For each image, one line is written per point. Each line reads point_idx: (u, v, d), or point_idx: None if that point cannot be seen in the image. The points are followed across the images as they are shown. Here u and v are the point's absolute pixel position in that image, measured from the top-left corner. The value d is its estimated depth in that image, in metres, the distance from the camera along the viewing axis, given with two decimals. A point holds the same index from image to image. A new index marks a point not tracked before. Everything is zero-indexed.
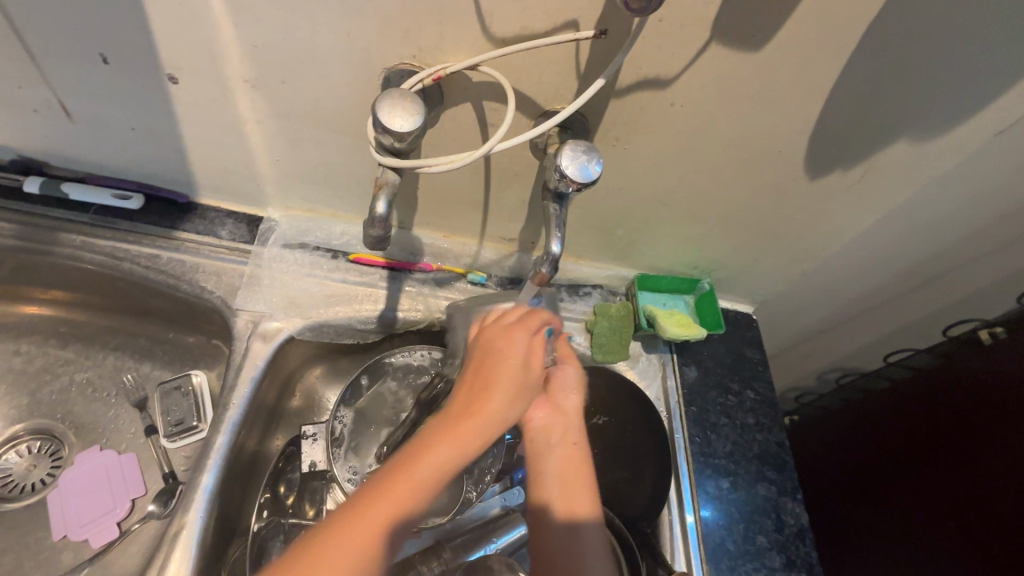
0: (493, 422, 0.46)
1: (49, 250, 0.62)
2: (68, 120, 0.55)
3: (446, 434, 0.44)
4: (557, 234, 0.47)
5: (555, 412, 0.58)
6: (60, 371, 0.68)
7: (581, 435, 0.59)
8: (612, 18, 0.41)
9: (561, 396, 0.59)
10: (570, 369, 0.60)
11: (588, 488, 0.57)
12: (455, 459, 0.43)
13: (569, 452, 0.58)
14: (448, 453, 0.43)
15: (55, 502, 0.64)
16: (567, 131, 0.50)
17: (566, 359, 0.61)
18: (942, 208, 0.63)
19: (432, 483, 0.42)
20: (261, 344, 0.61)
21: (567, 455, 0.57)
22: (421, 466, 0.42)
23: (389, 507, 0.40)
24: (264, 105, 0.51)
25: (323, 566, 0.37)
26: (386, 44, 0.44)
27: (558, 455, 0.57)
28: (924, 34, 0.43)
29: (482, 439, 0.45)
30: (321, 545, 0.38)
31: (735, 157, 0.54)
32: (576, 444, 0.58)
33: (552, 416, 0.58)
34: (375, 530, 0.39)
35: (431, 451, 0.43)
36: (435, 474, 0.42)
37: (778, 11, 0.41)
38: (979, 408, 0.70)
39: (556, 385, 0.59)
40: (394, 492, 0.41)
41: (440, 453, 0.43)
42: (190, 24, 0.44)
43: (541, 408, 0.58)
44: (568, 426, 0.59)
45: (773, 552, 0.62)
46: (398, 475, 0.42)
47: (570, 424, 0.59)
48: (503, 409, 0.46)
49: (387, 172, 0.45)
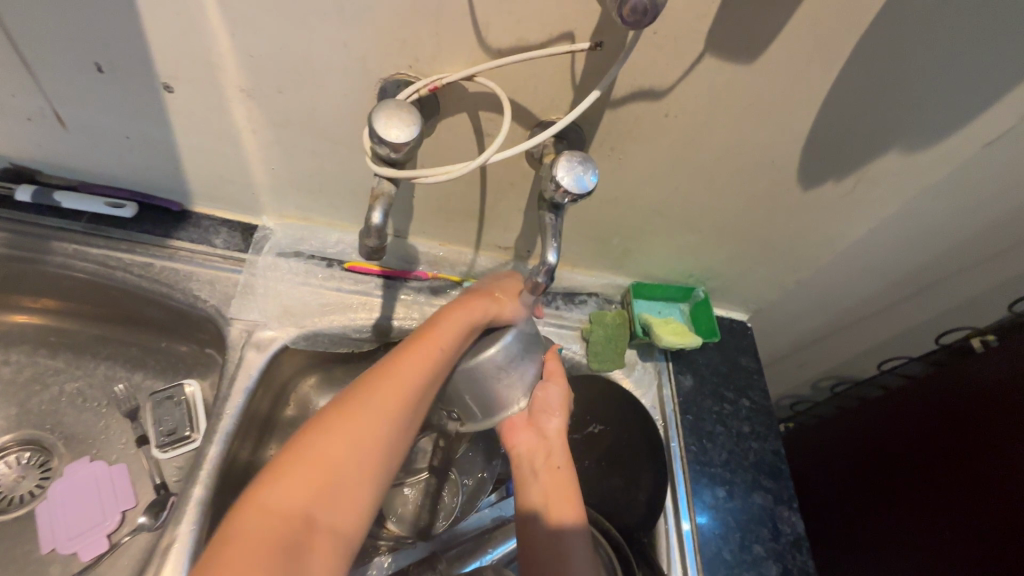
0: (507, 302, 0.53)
1: (41, 258, 0.62)
2: (62, 128, 0.55)
3: (468, 306, 0.51)
4: (553, 244, 0.47)
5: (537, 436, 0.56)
6: (50, 381, 0.68)
7: (566, 460, 0.56)
8: (607, 30, 0.41)
9: (545, 418, 0.56)
10: (553, 389, 0.55)
11: (573, 514, 0.53)
12: (476, 324, 0.50)
13: (552, 476, 0.55)
14: (471, 320, 0.50)
15: (43, 514, 0.63)
16: (563, 142, 0.50)
17: (550, 376, 0.56)
18: (933, 217, 0.64)
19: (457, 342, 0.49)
20: (255, 353, 0.61)
21: (549, 480, 0.55)
22: (446, 326, 0.49)
23: (424, 357, 0.47)
24: (260, 114, 0.51)
25: (318, 453, 0.41)
26: (382, 54, 0.45)
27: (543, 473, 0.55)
28: (915, 46, 0.44)
29: (500, 314, 0.52)
30: (367, 387, 0.45)
31: (730, 167, 0.55)
32: (561, 467, 0.55)
33: (535, 438, 0.56)
34: (412, 375, 0.46)
35: (456, 315, 0.50)
36: (461, 335, 0.49)
37: (771, 23, 0.41)
38: (973, 417, 0.70)
39: (537, 409, 0.56)
40: (427, 345, 0.47)
41: (462, 318, 0.50)
42: (186, 33, 0.44)
43: (521, 431, 0.56)
44: (551, 450, 0.56)
45: (769, 561, 0.62)
46: (428, 333, 0.48)
47: (553, 448, 0.56)
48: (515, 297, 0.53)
49: (384, 182, 0.45)
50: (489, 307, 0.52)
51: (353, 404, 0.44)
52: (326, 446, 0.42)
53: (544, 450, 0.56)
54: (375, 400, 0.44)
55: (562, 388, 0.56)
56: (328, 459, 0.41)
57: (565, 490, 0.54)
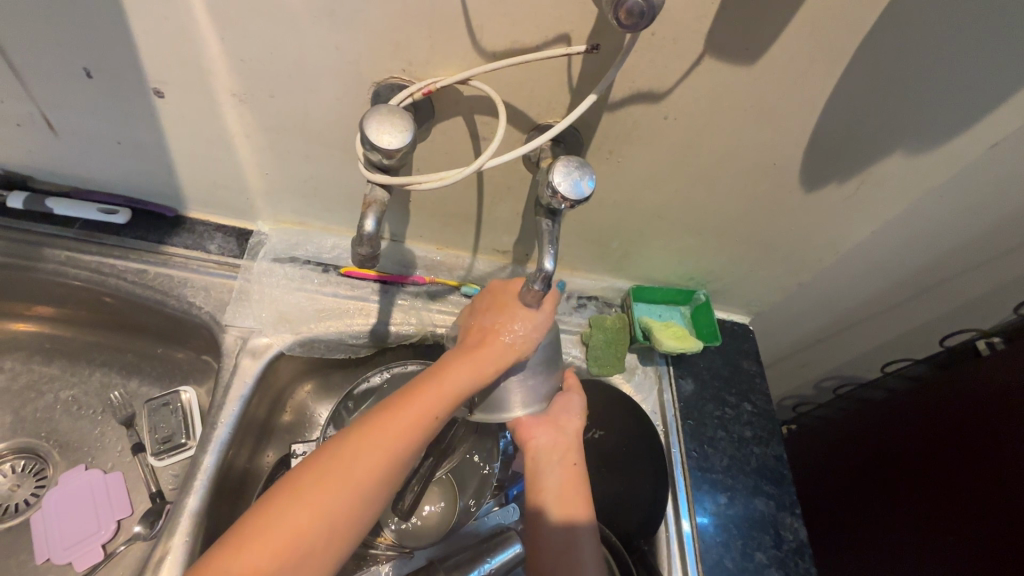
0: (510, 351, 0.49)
1: (34, 265, 0.61)
2: (53, 134, 0.54)
3: (461, 362, 0.48)
4: (550, 250, 0.46)
5: (556, 433, 0.55)
6: (46, 389, 0.67)
7: (582, 458, 0.55)
8: (603, 33, 0.41)
9: (564, 416, 0.56)
10: (575, 397, 0.57)
11: (585, 510, 0.53)
12: (467, 383, 0.47)
13: (568, 474, 0.54)
14: (464, 378, 0.47)
15: (38, 524, 0.62)
16: (560, 145, 0.49)
17: (573, 387, 0.58)
18: (938, 218, 0.63)
19: (447, 403, 0.47)
20: (250, 361, 0.60)
21: (564, 476, 0.54)
22: (435, 390, 0.47)
23: (410, 416, 0.46)
24: (252, 120, 0.51)
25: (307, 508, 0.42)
26: (374, 57, 0.44)
27: (558, 471, 0.54)
28: (919, 47, 0.43)
29: (497, 371, 0.49)
30: (341, 452, 0.44)
31: (730, 170, 0.54)
32: (575, 465, 0.55)
33: (555, 435, 0.55)
34: (392, 440, 0.45)
35: (450, 373, 0.47)
36: (454, 395, 0.47)
37: (772, 24, 0.40)
38: (978, 421, 0.69)
39: (559, 407, 0.56)
40: (416, 407, 0.46)
41: (455, 376, 0.47)
42: (175, 37, 0.43)
43: (542, 428, 0.55)
44: (567, 447, 0.55)
45: (772, 569, 0.61)
46: (419, 390, 0.47)
47: (569, 445, 0.55)
48: (514, 345, 0.49)
49: (377, 189, 0.44)
50: (486, 361, 0.49)
51: (326, 472, 0.43)
52: (298, 516, 0.41)
53: (562, 446, 0.55)
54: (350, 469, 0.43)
55: (582, 395, 0.58)
56: (295, 531, 0.41)
57: (577, 494, 0.54)
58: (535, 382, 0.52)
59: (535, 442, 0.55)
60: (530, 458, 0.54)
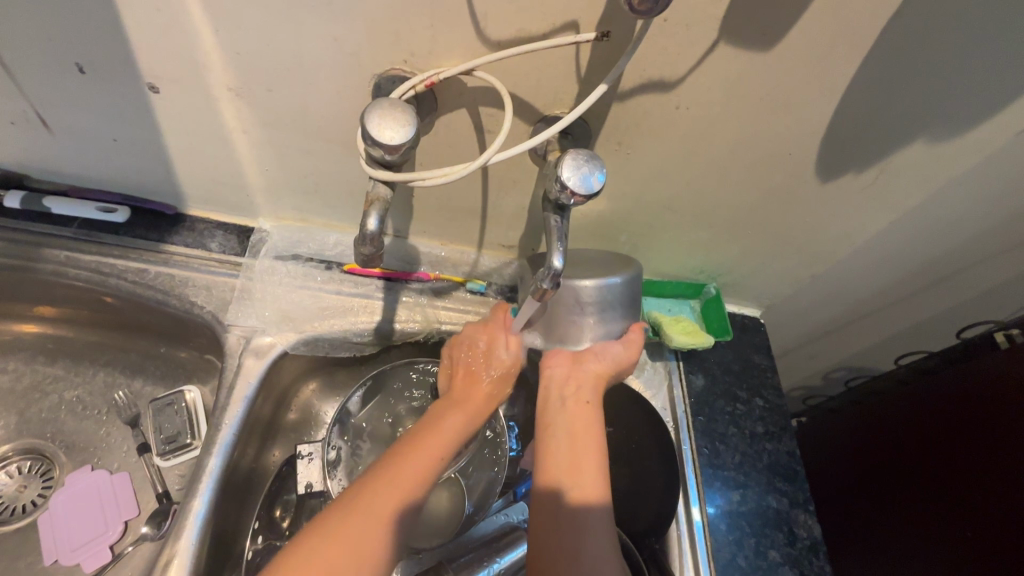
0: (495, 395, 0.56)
1: (33, 265, 0.60)
2: (47, 132, 0.53)
3: (455, 408, 0.54)
4: (558, 247, 0.44)
5: (576, 369, 0.55)
6: (50, 389, 0.67)
7: (596, 398, 0.55)
8: (614, 19, 0.39)
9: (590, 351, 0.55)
10: (616, 344, 0.55)
11: (595, 476, 0.50)
12: (467, 423, 0.53)
13: (579, 415, 0.54)
14: (465, 416, 0.54)
15: (46, 525, 0.62)
16: (568, 137, 0.48)
17: (628, 340, 0.54)
18: (958, 207, 0.61)
19: (453, 441, 0.51)
20: (254, 360, 0.59)
21: (574, 414, 0.54)
22: (435, 445, 0.50)
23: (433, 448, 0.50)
24: (251, 115, 0.49)
25: (338, 539, 0.43)
26: (374, 49, 0.42)
27: (568, 409, 0.54)
28: (945, 31, 0.41)
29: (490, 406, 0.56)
30: (371, 488, 0.46)
31: (744, 160, 0.52)
32: (588, 403, 0.55)
33: (569, 371, 0.56)
34: (416, 472, 0.48)
35: (454, 412, 0.53)
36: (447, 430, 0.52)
37: (790, 7, 0.38)
38: (997, 415, 0.67)
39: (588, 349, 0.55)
40: (433, 440, 0.50)
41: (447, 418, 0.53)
42: (167, 30, 0.42)
43: (560, 360, 0.56)
44: (581, 383, 0.55)
45: (786, 567, 0.60)
46: (434, 428, 0.52)
47: (583, 385, 0.55)
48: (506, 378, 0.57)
49: (379, 186, 0.42)
50: (483, 400, 0.55)
51: (353, 505, 0.45)
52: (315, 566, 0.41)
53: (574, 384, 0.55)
54: (383, 497, 0.46)
55: (629, 350, 0.55)
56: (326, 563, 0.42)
57: (591, 455, 0.51)
58: (603, 319, 0.52)
59: (552, 375, 0.56)
60: (547, 387, 0.56)
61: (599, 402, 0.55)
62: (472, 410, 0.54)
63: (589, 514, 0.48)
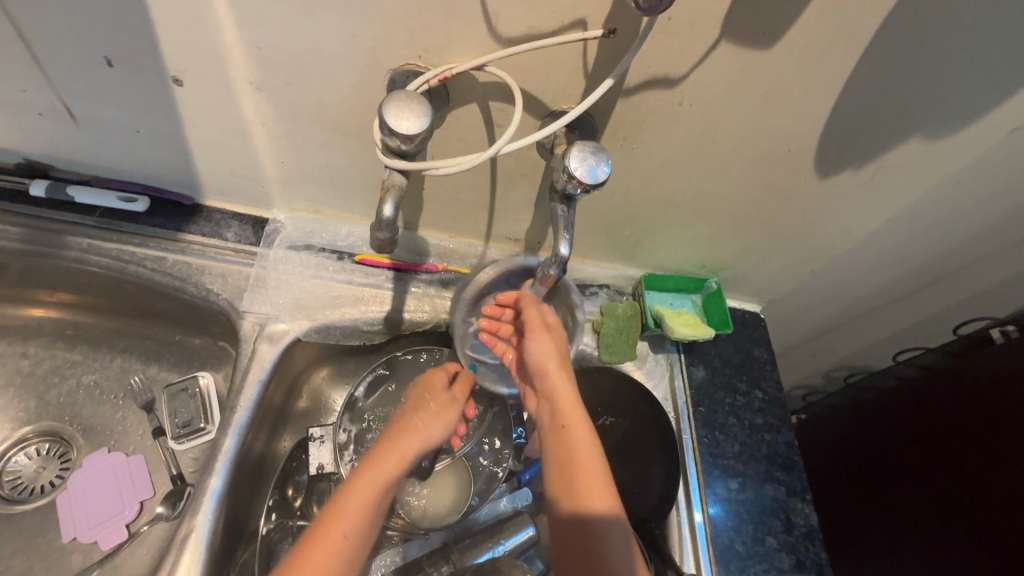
0: (410, 447, 0.56)
1: (56, 253, 0.62)
2: (73, 123, 0.55)
3: (365, 470, 0.53)
4: (565, 235, 0.47)
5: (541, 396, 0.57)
6: (68, 374, 0.69)
7: (575, 416, 0.54)
8: (620, 17, 0.41)
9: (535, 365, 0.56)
10: (530, 345, 0.55)
11: (600, 500, 0.51)
12: (379, 483, 0.52)
13: (565, 439, 0.54)
14: (376, 478, 0.52)
15: (64, 504, 0.64)
16: (575, 131, 0.49)
17: (532, 334, 0.56)
18: (954, 205, 0.62)
19: (364, 506, 0.50)
20: (267, 346, 0.61)
21: (562, 438, 0.54)
22: (337, 516, 0.49)
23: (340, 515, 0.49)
24: (269, 107, 0.51)
25: None
26: (391, 45, 0.44)
27: (555, 435, 0.54)
28: (941, 30, 0.42)
29: (405, 459, 0.55)
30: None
31: (745, 156, 0.54)
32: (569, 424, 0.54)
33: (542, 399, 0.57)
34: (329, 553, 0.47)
35: (360, 475, 0.52)
36: (366, 502, 0.51)
37: (789, 7, 0.40)
38: (993, 409, 0.69)
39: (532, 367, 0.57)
40: (341, 512, 0.50)
41: (363, 486, 0.51)
42: (194, 24, 0.44)
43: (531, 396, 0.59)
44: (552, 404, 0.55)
45: (782, 553, 0.61)
46: (343, 495, 0.51)
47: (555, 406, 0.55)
48: (421, 434, 0.57)
49: (394, 174, 0.44)
50: (398, 454, 0.55)
51: None
52: None
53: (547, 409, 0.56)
54: None
55: (541, 342, 0.55)
56: None
57: (593, 478, 0.52)
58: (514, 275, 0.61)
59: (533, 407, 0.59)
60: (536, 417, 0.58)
61: (579, 419, 0.54)
62: (381, 467, 0.53)
63: (607, 530, 0.51)
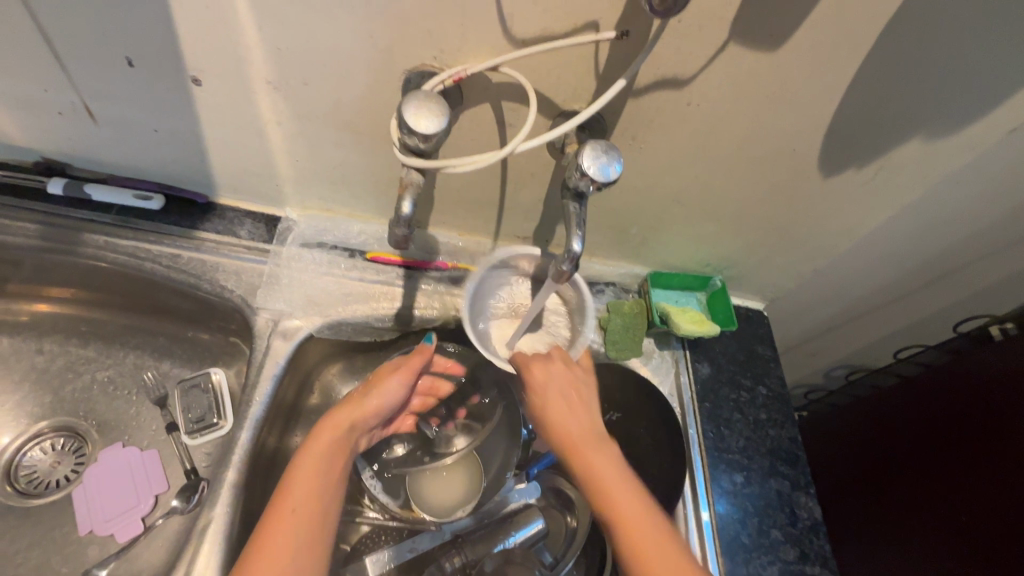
0: (353, 412, 0.56)
1: (72, 250, 0.63)
2: (92, 122, 0.56)
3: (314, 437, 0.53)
4: (578, 232, 0.48)
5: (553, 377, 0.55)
6: (82, 369, 0.69)
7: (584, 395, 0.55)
8: (632, 19, 0.42)
9: (559, 421, 0.53)
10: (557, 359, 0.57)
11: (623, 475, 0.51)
12: (327, 446, 0.53)
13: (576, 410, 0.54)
14: (324, 441, 0.53)
15: (80, 498, 0.65)
16: (585, 131, 0.51)
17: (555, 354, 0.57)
18: (954, 203, 0.64)
19: (321, 465, 0.51)
20: (281, 342, 0.62)
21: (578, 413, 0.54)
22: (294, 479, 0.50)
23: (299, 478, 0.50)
24: (285, 107, 0.52)
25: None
26: (408, 47, 0.45)
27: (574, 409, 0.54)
28: (943, 33, 0.44)
29: (350, 421, 0.55)
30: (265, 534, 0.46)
31: (750, 156, 0.55)
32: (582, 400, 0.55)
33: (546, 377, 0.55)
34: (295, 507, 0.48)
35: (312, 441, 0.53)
36: (318, 463, 0.51)
37: (794, 11, 0.42)
38: (994, 404, 0.70)
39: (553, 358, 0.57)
40: (300, 470, 0.50)
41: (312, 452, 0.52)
42: (215, 27, 0.45)
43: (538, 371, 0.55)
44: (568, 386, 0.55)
45: (787, 545, 0.63)
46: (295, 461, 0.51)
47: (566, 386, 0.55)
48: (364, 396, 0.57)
49: (412, 172, 0.46)
50: (342, 418, 0.55)
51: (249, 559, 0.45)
52: None
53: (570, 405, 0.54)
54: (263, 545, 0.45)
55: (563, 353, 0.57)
56: None
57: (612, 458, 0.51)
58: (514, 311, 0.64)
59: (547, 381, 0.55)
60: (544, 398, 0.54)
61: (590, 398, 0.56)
62: (327, 429, 0.54)
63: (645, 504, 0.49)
